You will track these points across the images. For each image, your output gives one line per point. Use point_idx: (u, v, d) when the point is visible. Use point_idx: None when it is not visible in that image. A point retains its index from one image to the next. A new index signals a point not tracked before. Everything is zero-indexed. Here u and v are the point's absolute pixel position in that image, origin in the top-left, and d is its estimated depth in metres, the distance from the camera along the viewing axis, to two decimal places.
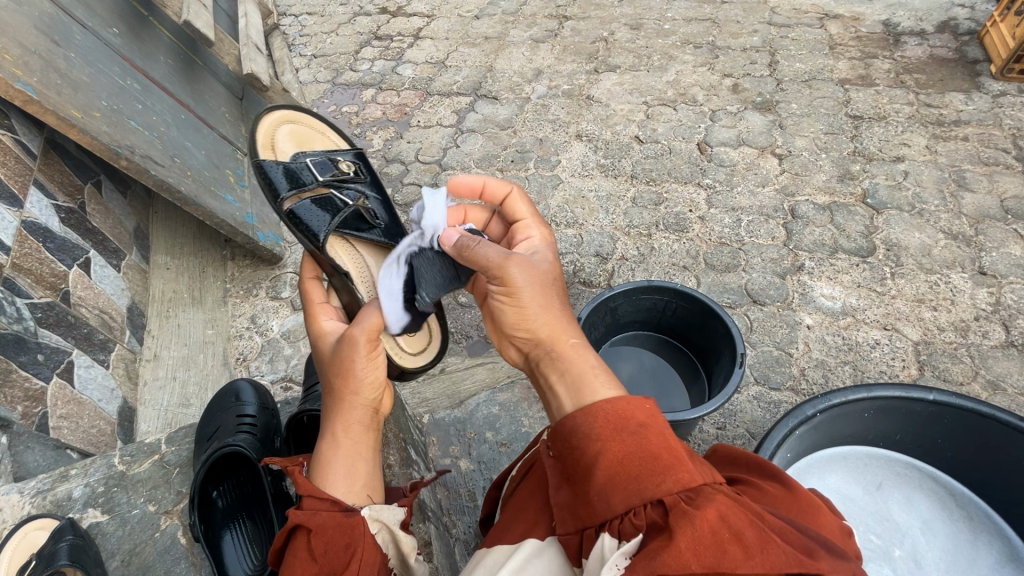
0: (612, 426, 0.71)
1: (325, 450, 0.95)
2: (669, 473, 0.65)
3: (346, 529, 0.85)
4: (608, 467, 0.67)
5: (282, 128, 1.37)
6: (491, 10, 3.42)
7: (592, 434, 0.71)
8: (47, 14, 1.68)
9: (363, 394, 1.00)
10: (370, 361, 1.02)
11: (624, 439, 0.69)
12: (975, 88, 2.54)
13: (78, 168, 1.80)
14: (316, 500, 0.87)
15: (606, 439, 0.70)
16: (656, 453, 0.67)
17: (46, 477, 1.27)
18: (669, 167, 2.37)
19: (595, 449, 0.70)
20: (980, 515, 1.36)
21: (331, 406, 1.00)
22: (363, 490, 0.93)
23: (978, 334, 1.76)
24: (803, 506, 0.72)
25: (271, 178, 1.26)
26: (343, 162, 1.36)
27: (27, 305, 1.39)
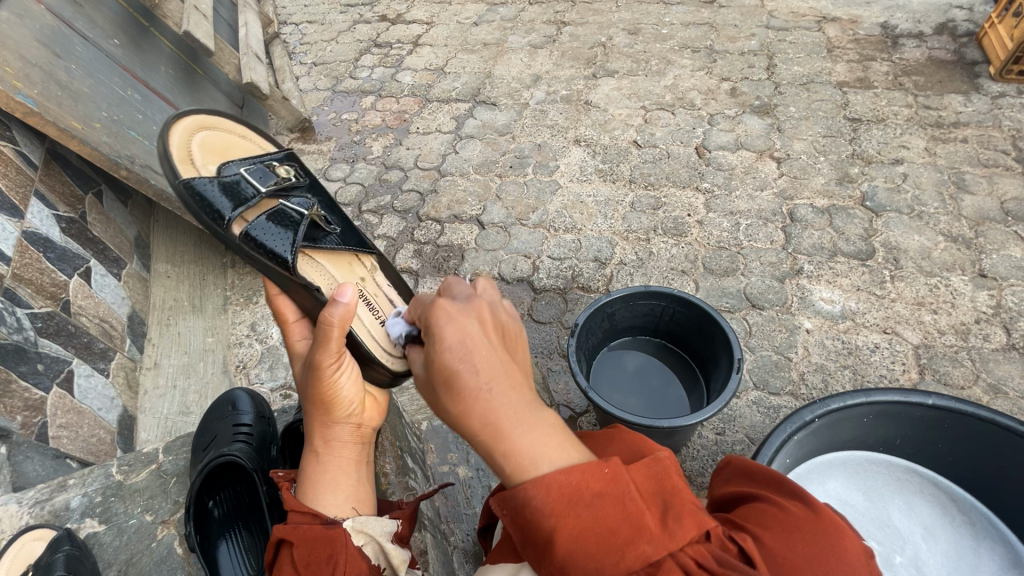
0: (566, 499, 0.64)
1: (310, 470, 0.96)
2: (628, 549, 0.61)
3: (328, 543, 0.85)
4: (565, 545, 0.62)
5: (192, 134, 1.13)
6: (489, 16, 3.44)
7: (545, 509, 0.63)
8: (47, 26, 1.71)
9: (341, 416, 0.98)
10: (344, 376, 0.99)
11: (578, 514, 0.63)
12: (974, 90, 2.54)
13: (78, 178, 1.81)
14: (299, 514, 0.89)
15: (560, 514, 0.63)
16: (614, 526, 0.62)
17: (44, 487, 1.28)
18: (668, 171, 2.37)
19: (548, 523, 0.63)
20: (982, 521, 1.35)
21: (310, 431, 0.99)
22: (348, 504, 0.94)
23: (979, 337, 1.75)
24: (812, 540, 0.66)
25: (207, 197, 1.05)
26: (281, 166, 1.17)
27: (28, 315, 1.41)
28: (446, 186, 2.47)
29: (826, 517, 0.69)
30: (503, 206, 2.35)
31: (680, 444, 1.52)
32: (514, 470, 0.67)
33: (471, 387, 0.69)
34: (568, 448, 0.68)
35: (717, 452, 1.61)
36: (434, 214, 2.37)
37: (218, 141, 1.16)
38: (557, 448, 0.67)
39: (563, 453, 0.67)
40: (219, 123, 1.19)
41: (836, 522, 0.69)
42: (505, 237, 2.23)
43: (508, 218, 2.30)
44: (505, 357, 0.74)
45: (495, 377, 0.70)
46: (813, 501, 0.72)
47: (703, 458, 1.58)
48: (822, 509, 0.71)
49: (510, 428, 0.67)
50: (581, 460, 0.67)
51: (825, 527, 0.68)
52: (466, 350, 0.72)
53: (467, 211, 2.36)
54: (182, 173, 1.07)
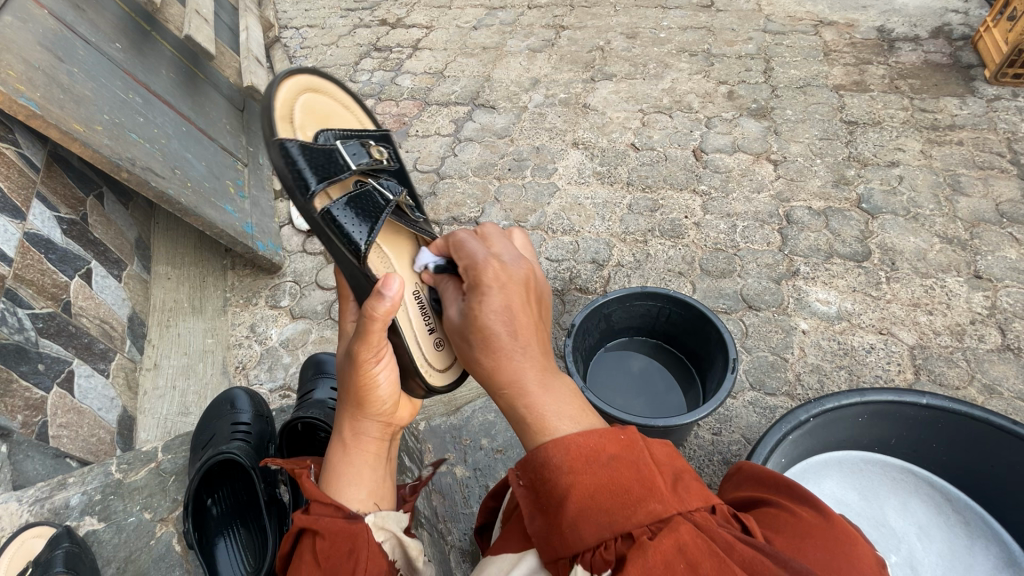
0: (583, 458, 0.66)
1: (336, 462, 0.97)
2: (640, 505, 0.61)
3: (349, 536, 0.85)
4: (579, 500, 0.63)
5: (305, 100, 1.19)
6: (489, 20, 3.47)
7: (564, 466, 0.67)
8: (51, 30, 1.73)
9: (375, 410, 1.00)
10: (383, 371, 1.00)
11: (594, 471, 0.65)
12: (970, 93, 2.55)
13: (80, 180, 1.83)
14: (321, 505, 0.89)
15: (577, 471, 0.66)
16: (628, 484, 0.63)
17: (44, 485, 1.30)
18: (665, 174, 2.39)
19: (565, 481, 0.66)
20: (977, 520, 1.36)
21: (344, 419, 1.00)
22: (369, 499, 0.94)
23: (974, 338, 1.76)
24: (826, 545, 0.65)
25: (298, 165, 1.08)
26: (378, 148, 1.18)
27: (28, 315, 1.42)
28: (445, 189, 2.49)
29: (838, 523, 0.68)
30: (501, 208, 2.37)
31: (677, 444, 1.53)
32: (539, 427, 0.72)
33: (508, 351, 0.80)
34: (587, 414, 0.73)
35: (714, 452, 1.62)
36: (433, 216, 2.38)
37: (318, 116, 1.20)
38: (577, 415, 0.73)
39: (580, 417, 0.73)
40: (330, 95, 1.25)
41: (847, 528, 0.69)
42: None
43: (506, 220, 2.31)
44: (539, 328, 0.87)
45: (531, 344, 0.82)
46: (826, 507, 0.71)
47: (699, 458, 1.58)
48: (833, 514, 0.71)
49: (534, 388, 0.76)
50: (600, 427, 0.71)
51: (837, 531, 0.68)
52: (507, 314, 0.85)
53: (466, 213, 2.37)
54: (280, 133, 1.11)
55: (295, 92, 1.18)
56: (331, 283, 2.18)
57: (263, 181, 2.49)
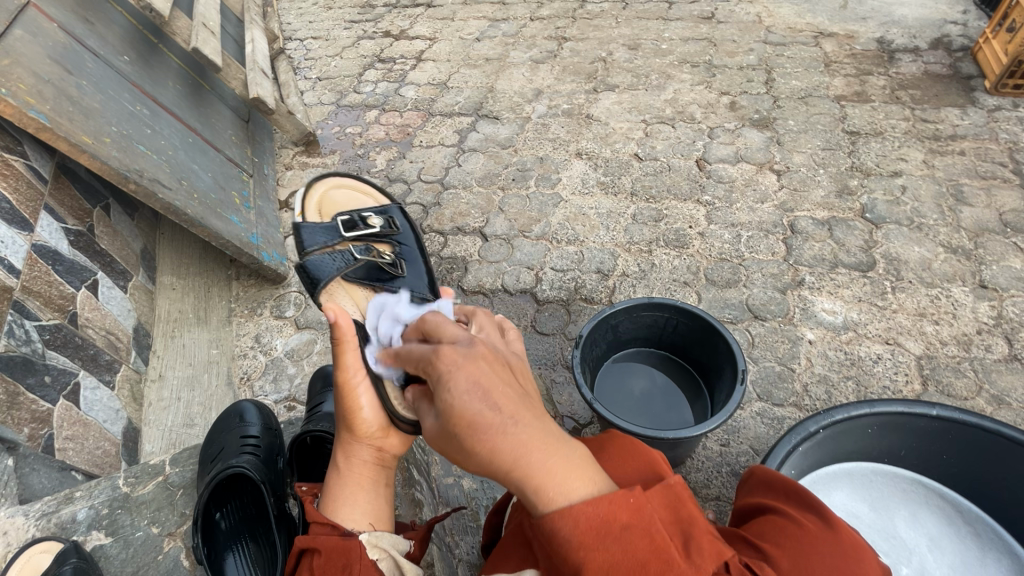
0: (594, 532, 0.64)
1: (331, 485, 0.98)
2: None
3: (343, 551, 0.85)
4: None
5: (330, 191, 1.41)
6: (491, 32, 3.50)
7: (573, 542, 0.64)
8: (61, 44, 1.75)
9: (359, 436, 1.01)
10: (364, 396, 1.01)
11: (608, 548, 0.63)
12: (970, 103, 2.57)
13: (87, 192, 1.83)
14: (319, 524, 0.90)
15: (588, 547, 0.63)
16: (644, 560, 0.62)
17: (50, 499, 1.29)
18: (669, 184, 2.40)
19: (576, 558, 0.63)
20: (989, 532, 1.35)
21: (337, 447, 1.02)
22: (365, 518, 0.94)
23: (981, 348, 1.76)
24: (833, 556, 0.67)
25: (301, 233, 1.24)
26: (374, 218, 1.33)
27: (35, 327, 1.42)
28: (449, 199, 2.50)
29: (842, 534, 0.70)
30: (506, 218, 2.37)
31: (685, 456, 1.52)
32: (544, 500, 0.67)
33: (494, 424, 0.69)
34: (591, 476, 0.68)
35: (721, 463, 1.61)
36: (437, 226, 2.38)
37: (339, 200, 1.40)
38: (574, 474, 0.67)
39: (581, 479, 0.67)
40: (353, 185, 1.46)
41: (853, 538, 0.70)
42: (508, 249, 2.25)
43: (511, 230, 2.32)
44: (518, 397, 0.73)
45: (486, 411, 0.70)
46: (831, 515, 0.73)
47: (707, 470, 1.58)
48: (839, 522, 0.72)
49: (540, 466, 0.67)
50: (606, 492, 0.67)
51: (840, 540, 0.70)
52: (481, 391, 0.72)
53: (470, 223, 2.38)
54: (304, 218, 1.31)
55: (326, 187, 1.40)
56: None
57: (268, 192, 2.50)
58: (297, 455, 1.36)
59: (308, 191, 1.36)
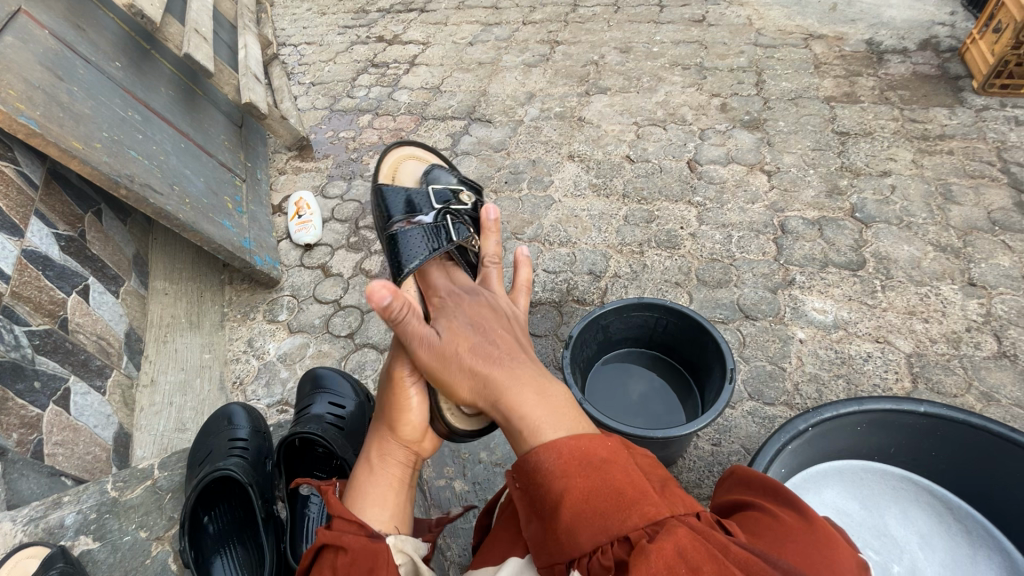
0: (576, 462, 0.72)
1: (359, 480, 0.99)
2: (635, 507, 0.67)
3: (371, 553, 0.83)
4: (574, 505, 0.68)
5: (405, 161, 1.51)
6: (484, 36, 3.52)
7: (557, 472, 0.72)
8: (52, 50, 1.76)
9: (396, 433, 1.03)
10: (415, 395, 1.04)
11: (588, 475, 0.70)
12: (958, 103, 2.59)
13: (78, 197, 1.83)
14: (344, 522, 0.88)
15: (570, 475, 0.71)
16: (621, 489, 0.69)
17: (39, 504, 1.31)
18: (660, 186, 2.41)
19: (560, 486, 0.71)
20: (979, 529, 1.35)
21: (370, 436, 1.07)
22: (392, 521, 0.94)
23: (970, 345, 1.77)
24: (808, 551, 0.66)
25: (387, 201, 1.39)
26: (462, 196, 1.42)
27: (25, 332, 1.41)
28: None
29: (817, 525, 0.70)
30: (498, 220, 2.38)
31: (676, 455, 1.53)
32: (533, 435, 0.78)
33: (491, 362, 0.89)
34: (576, 423, 0.79)
35: (713, 462, 1.61)
36: None
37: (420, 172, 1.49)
38: (561, 422, 0.79)
39: (565, 425, 0.78)
40: (428, 155, 1.56)
41: (827, 530, 0.70)
42: (501, 252, 2.26)
43: (503, 233, 2.33)
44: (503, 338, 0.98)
45: (480, 339, 0.96)
46: (808, 510, 0.72)
47: (699, 469, 1.58)
48: (817, 518, 0.71)
49: (516, 390, 0.84)
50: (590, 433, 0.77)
51: (814, 534, 0.69)
52: (481, 328, 0.99)
53: None
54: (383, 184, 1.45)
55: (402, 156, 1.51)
56: (328, 297, 2.18)
57: (261, 197, 2.51)
58: (285, 456, 1.34)
59: (385, 155, 1.49)
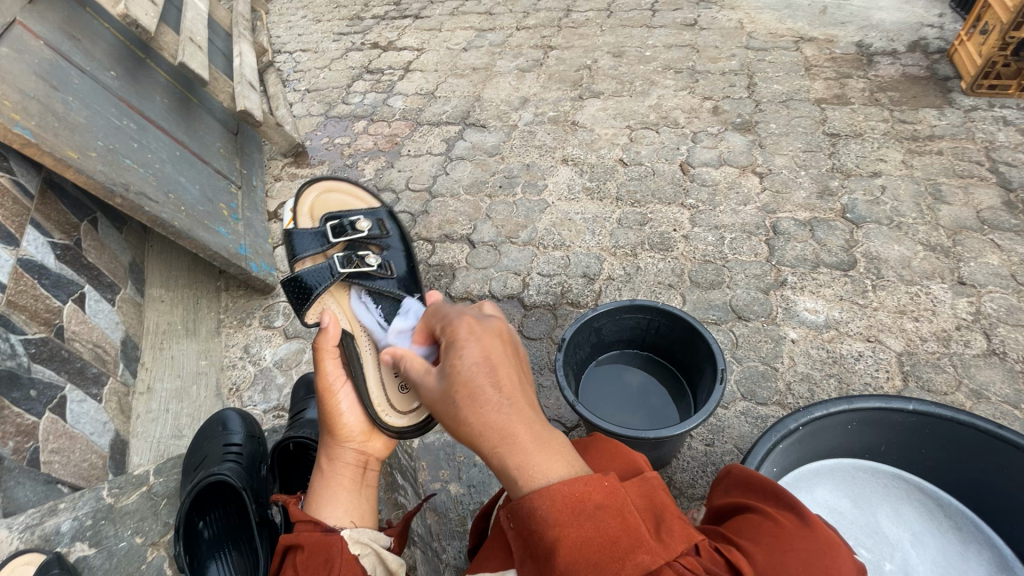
0: (569, 508, 0.66)
1: (316, 488, 1.00)
2: (629, 557, 0.63)
3: (325, 546, 0.86)
4: (569, 554, 0.63)
5: (323, 195, 1.43)
6: (478, 42, 3.54)
7: (549, 520, 0.66)
8: (47, 61, 1.77)
9: (342, 439, 1.06)
10: (344, 401, 1.10)
11: (582, 524, 0.65)
12: (948, 104, 2.62)
13: (74, 207, 1.84)
14: (302, 522, 0.91)
15: (563, 523, 0.65)
16: (615, 535, 0.65)
17: (34, 512, 1.29)
18: (653, 188, 2.43)
19: (553, 535, 0.65)
20: (969, 525, 1.36)
21: (321, 447, 1.07)
22: (347, 517, 0.96)
23: (960, 343, 1.78)
24: (808, 555, 0.67)
25: (291, 243, 1.30)
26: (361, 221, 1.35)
27: (21, 341, 1.43)
28: (437, 207, 2.52)
29: (819, 532, 0.71)
30: (493, 224, 2.40)
31: (670, 456, 1.54)
32: (524, 478, 0.70)
33: (491, 399, 0.77)
34: (569, 460, 0.72)
35: (706, 463, 1.62)
36: (425, 233, 2.41)
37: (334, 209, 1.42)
38: (554, 461, 0.71)
39: (562, 464, 0.71)
40: (343, 186, 1.46)
41: (827, 534, 0.71)
42: (495, 256, 2.27)
43: (497, 237, 2.34)
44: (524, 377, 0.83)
45: (484, 377, 0.80)
46: (807, 514, 0.74)
47: (692, 470, 1.59)
48: (814, 519, 0.73)
49: (524, 444, 0.72)
50: (584, 473, 0.70)
51: (816, 538, 0.70)
52: (488, 364, 0.82)
53: (458, 230, 2.40)
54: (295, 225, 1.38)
55: (317, 193, 1.42)
56: None
57: (257, 204, 2.52)
58: (279, 461, 1.37)
59: (300, 196, 1.41)
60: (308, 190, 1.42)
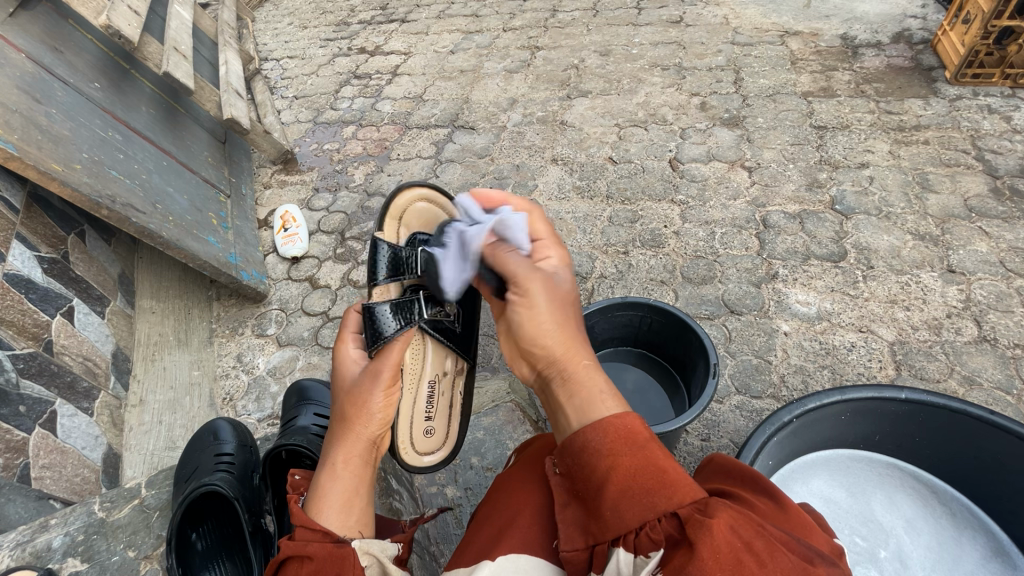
0: (623, 440, 0.70)
1: (324, 485, 0.91)
2: (680, 484, 0.65)
3: (337, 560, 0.79)
4: (620, 482, 0.67)
5: (418, 205, 1.37)
6: (465, 44, 3.54)
7: (603, 449, 0.70)
8: (29, 74, 1.76)
9: (368, 429, 0.98)
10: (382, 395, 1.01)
11: (634, 453, 0.69)
12: (933, 94, 2.63)
13: (60, 219, 1.83)
14: (308, 530, 0.83)
15: (616, 453, 0.69)
16: (663, 466, 0.67)
17: (25, 529, 1.31)
18: (643, 185, 2.43)
19: (605, 464, 0.69)
20: (963, 511, 1.37)
21: (335, 441, 0.97)
22: (356, 525, 0.88)
23: (951, 331, 1.79)
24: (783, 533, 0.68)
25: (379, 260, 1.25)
26: None
27: (8, 356, 1.41)
28: None
29: (792, 512, 0.71)
30: None
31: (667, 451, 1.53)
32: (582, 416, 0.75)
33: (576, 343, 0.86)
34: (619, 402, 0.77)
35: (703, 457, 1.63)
36: None
37: (424, 227, 1.37)
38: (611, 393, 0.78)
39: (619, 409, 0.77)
40: (443, 202, 1.40)
41: (802, 518, 0.71)
42: None
43: None
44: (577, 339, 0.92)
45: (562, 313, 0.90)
46: (785, 498, 0.73)
47: (689, 465, 1.59)
48: (791, 504, 0.73)
49: (585, 374, 0.80)
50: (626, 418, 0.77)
51: (792, 520, 0.70)
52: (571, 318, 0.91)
53: None
54: (384, 230, 1.31)
55: (415, 202, 1.36)
56: (317, 309, 2.18)
57: (247, 213, 2.51)
58: (272, 470, 1.36)
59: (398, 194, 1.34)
60: (403, 195, 1.34)
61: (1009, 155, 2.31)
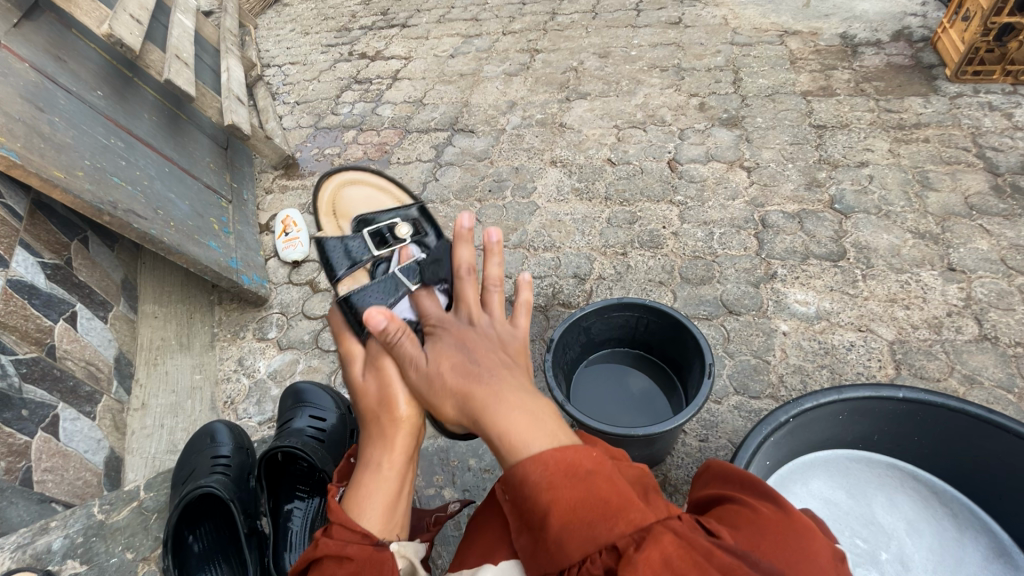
0: (562, 471, 0.68)
1: (360, 485, 0.88)
2: (621, 515, 0.64)
3: (376, 564, 0.78)
4: (562, 515, 0.65)
5: (343, 190, 1.46)
6: (465, 48, 3.56)
7: (544, 483, 0.68)
8: (33, 82, 1.79)
9: (397, 426, 0.93)
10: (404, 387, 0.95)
11: (573, 486, 0.66)
12: (933, 91, 2.62)
13: (64, 226, 1.85)
14: (347, 530, 0.82)
15: (556, 486, 0.67)
16: (607, 496, 0.65)
17: (26, 530, 1.41)
18: (642, 186, 2.43)
19: (545, 499, 0.67)
20: (964, 512, 1.36)
21: (371, 444, 0.93)
22: (391, 526, 0.86)
23: (951, 330, 1.78)
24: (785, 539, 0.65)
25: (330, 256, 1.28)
26: (400, 227, 1.29)
27: (11, 361, 1.43)
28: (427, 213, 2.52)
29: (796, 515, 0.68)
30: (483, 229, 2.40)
31: (664, 452, 1.53)
32: (512, 449, 0.72)
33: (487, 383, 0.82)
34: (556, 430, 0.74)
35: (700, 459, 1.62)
36: None
37: (359, 205, 1.44)
38: (541, 429, 0.74)
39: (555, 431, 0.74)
40: (367, 178, 1.48)
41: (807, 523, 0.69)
42: None
43: None
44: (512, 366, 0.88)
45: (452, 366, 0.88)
46: (786, 504, 0.71)
47: (686, 467, 1.58)
48: (796, 512, 0.70)
49: (514, 414, 0.76)
50: (575, 443, 0.72)
51: (796, 526, 0.67)
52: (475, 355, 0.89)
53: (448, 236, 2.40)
54: (325, 223, 1.41)
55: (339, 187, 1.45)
56: (317, 313, 2.19)
57: (248, 217, 2.53)
58: (267, 471, 1.35)
59: (325, 188, 1.45)
60: (325, 187, 1.45)
61: (1010, 152, 2.29)
